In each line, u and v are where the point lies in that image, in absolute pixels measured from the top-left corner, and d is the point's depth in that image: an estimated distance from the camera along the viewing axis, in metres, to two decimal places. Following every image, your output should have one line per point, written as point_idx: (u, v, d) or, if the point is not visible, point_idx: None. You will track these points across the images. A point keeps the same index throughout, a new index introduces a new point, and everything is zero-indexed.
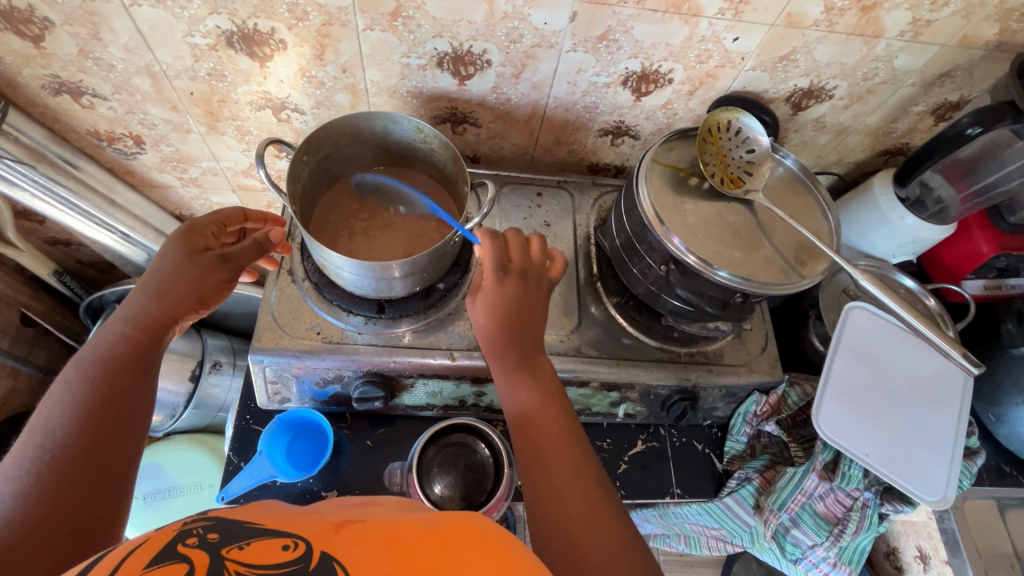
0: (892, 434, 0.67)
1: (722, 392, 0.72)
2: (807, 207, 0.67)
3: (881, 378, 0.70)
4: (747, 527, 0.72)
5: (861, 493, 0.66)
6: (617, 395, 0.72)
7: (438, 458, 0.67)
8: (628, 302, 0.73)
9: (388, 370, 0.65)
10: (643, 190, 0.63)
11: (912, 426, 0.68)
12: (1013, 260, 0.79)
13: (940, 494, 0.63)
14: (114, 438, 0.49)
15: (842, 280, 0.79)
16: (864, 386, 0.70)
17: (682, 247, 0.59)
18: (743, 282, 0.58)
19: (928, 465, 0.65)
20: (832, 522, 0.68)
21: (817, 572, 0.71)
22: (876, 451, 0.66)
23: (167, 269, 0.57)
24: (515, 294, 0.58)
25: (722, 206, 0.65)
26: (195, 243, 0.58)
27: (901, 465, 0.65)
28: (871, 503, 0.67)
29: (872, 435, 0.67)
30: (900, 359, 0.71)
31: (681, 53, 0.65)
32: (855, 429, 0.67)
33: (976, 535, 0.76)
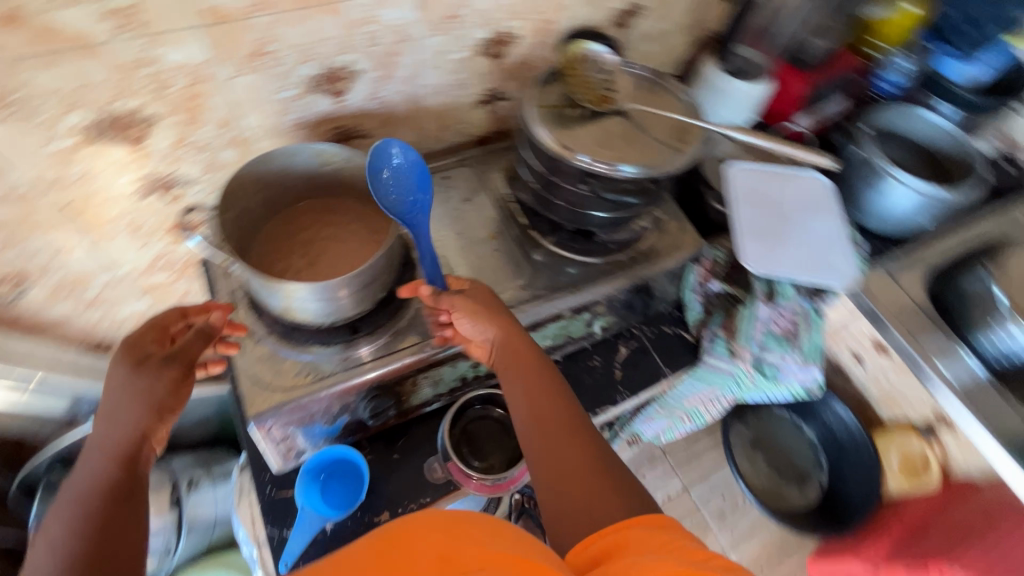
0: (801, 246, 0.81)
1: (667, 275, 0.82)
2: (669, 99, 0.78)
3: (775, 209, 0.84)
4: (732, 373, 0.84)
5: (800, 299, 0.80)
6: (588, 315, 0.80)
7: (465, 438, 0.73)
8: (564, 236, 0.81)
9: (387, 381, 0.67)
10: (540, 130, 0.71)
11: (812, 235, 0.83)
12: (816, 89, 1.00)
13: (849, 276, 0.79)
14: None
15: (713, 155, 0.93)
16: (768, 219, 0.83)
17: (591, 161, 0.68)
18: (649, 171, 0.68)
19: (834, 258, 0.80)
20: (789, 333, 0.80)
21: (794, 381, 0.84)
22: (798, 263, 0.79)
23: (115, 391, 0.54)
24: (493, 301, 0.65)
25: (605, 120, 0.75)
26: (137, 356, 0.55)
27: (817, 266, 0.79)
28: (810, 303, 0.80)
29: (789, 252, 0.80)
30: (778, 192, 0.86)
31: (518, 9, 0.74)
32: (776, 254, 0.80)
33: (885, 302, 0.94)
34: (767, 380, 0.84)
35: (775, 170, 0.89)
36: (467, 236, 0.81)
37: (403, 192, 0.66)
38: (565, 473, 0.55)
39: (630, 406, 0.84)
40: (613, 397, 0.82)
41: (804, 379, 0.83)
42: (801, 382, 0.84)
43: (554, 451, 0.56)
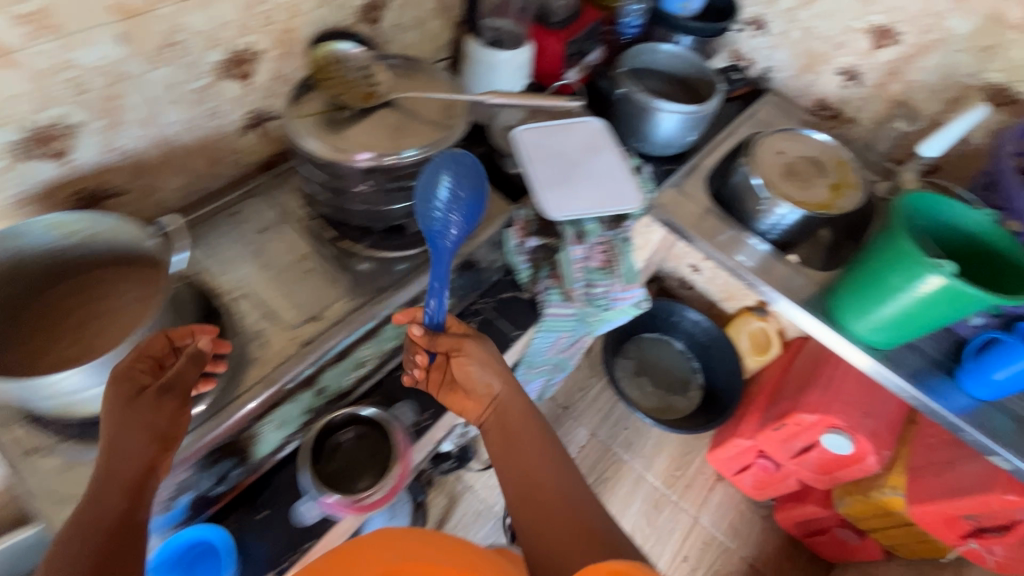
0: (592, 185, 0.89)
1: (487, 244, 0.86)
2: (428, 79, 0.80)
3: (563, 158, 0.92)
4: (569, 314, 0.90)
5: (608, 229, 0.88)
6: (422, 305, 0.80)
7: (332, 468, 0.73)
8: (376, 237, 0.80)
9: (221, 442, 0.61)
10: (309, 142, 0.68)
11: (600, 172, 0.91)
12: (576, 45, 1.09)
13: (637, 198, 0.89)
14: None
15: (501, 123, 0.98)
16: (559, 169, 0.90)
17: (367, 157, 0.67)
18: (424, 149, 0.70)
19: (622, 187, 0.90)
20: (607, 262, 0.88)
21: (624, 303, 0.92)
22: (592, 202, 0.87)
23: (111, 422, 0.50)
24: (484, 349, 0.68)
25: (375, 115, 0.75)
26: (127, 392, 0.52)
27: (610, 198, 0.88)
28: (618, 231, 0.89)
29: (583, 194, 0.88)
30: (561, 143, 0.94)
31: (247, 24, 0.70)
32: (574, 197, 0.87)
33: (678, 215, 1.07)
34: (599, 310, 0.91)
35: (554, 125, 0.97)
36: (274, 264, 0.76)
37: (462, 225, 0.68)
38: (533, 493, 0.57)
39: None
40: None
41: (631, 299, 0.92)
42: (629, 302, 0.92)
43: (531, 467, 0.59)
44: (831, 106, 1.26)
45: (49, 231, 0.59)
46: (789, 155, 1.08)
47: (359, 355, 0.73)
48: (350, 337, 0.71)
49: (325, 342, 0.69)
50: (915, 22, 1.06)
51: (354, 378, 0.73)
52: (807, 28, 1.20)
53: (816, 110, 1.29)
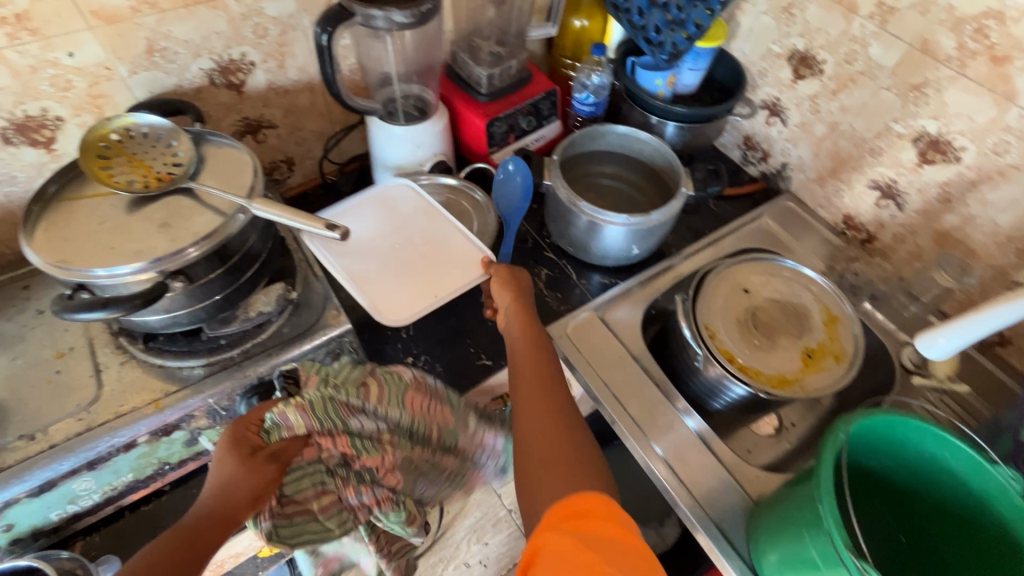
0: (425, 264, 0.80)
1: (299, 364, 0.71)
2: (243, 164, 0.66)
3: (386, 244, 0.81)
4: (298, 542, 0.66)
5: (327, 456, 0.65)
6: (185, 432, 0.67)
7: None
8: (159, 340, 0.68)
9: None
10: (31, 254, 0.57)
11: (436, 244, 0.82)
12: (509, 121, 0.89)
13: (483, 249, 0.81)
14: None
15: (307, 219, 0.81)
16: (386, 257, 0.80)
17: (105, 273, 0.55)
18: (188, 254, 0.58)
19: (461, 244, 0.81)
20: (330, 475, 0.66)
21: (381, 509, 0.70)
22: (429, 287, 0.77)
23: (238, 483, 0.58)
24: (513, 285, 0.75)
25: (152, 206, 0.62)
26: (205, 526, 0.55)
27: (457, 270, 0.79)
28: (344, 457, 0.66)
29: (414, 283, 0.78)
30: (382, 236, 0.82)
31: (30, 89, 0.63)
32: (405, 291, 0.77)
33: (454, 436, 0.73)
34: (331, 534, 0.68)
35: (360, 218, 0.84)
36: (31, 351, 0.67)
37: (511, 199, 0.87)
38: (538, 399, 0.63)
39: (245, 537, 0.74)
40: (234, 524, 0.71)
41: (386, 504, 0.70)
42: (386, 507, 0.70)
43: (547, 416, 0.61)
44: (861, 227, 0.93)
45: None
46: (756, 297, 0.80)
47: (72, 488, 0.61)
48: (59, 468, 0.59)
49: (22, 472, 0.58)
50: (978, 136, 0.74)
51: (65, 511, 0.63)
52: (832, 122, 0.90)
53: (840, 228, 0.96)
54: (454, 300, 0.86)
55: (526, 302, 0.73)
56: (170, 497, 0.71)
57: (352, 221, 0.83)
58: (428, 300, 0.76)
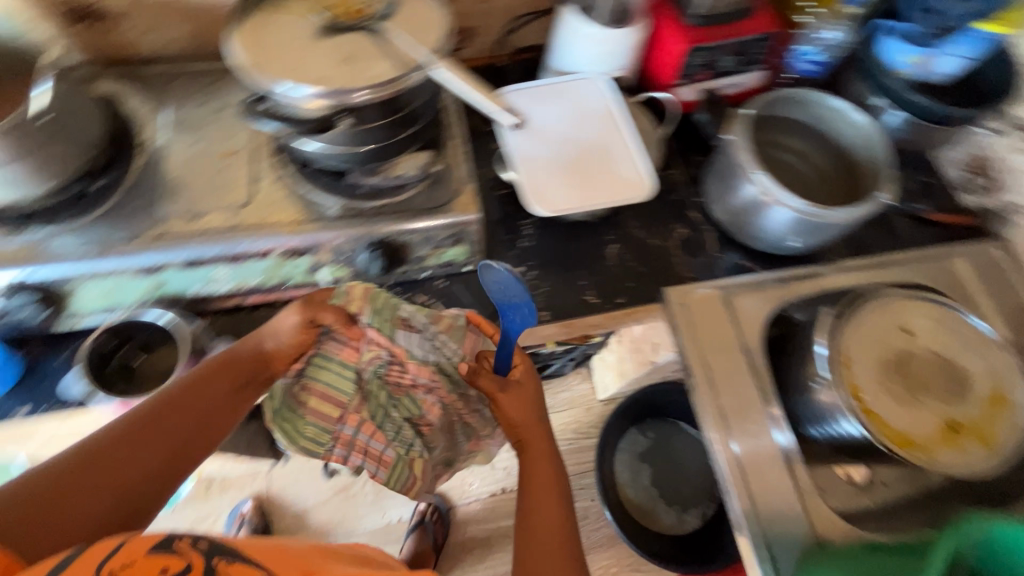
0: (588, 167, 0.73)
1: (422, 237, 0.72)
2: (431, 17, 0.64)
3: (559, 133, 0.75)
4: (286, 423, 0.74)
5: (371, 359, 0.72)
6: (309, 260, 0.71)
7: (116, 381, 0.67)
8: (310, 170, 0.71)
9: (39, 279, 0.63)
10: (231, 49, 0.60)
11: (607, 151, 0.74)
12: (710, 55, 0.79)
13: (649, 179, 0.72)
14: (181, 407, 0.61)
15: (497, 94, 0.75)
16: (555, 146, 0.74)
17: (285, 87, 0.57)
18: (358, 95, 0.58)
19: (631, 162, 0.74)
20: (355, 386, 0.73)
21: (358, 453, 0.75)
22: (587, 190, 0.71)
23: (275, 334, 0.67)
24: (518, 397, 0.73)
25: (338, 38, 0.62)
26: (246, 367, 0.65)
27: (616, 186, 0.72)
28: (387, 364, 0.73)
29: (572, 180, 0.72)
30: (558, 123, 0.76)
31: None
32: (562, 186, 0.72)
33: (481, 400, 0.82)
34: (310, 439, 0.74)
35: (544, 100, 0.78)
36: (205, 142, 0.73)
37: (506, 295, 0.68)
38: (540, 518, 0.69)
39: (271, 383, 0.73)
40: None
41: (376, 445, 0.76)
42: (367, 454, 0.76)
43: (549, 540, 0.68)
44: None
45: None
46: (917, 342, 0.69)
47: (212, 273, 0.68)
48: (207, 251, 0.66)
49: (180, 244, 0.66)
50: None
51: (202, 290, 0.70)
52: None
53: None
54: (580, 228, 0.83)
55: (547, 442, 0.75)
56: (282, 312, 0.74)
57: (536, 101, 0.78)
58: (581, 203, 0.70)
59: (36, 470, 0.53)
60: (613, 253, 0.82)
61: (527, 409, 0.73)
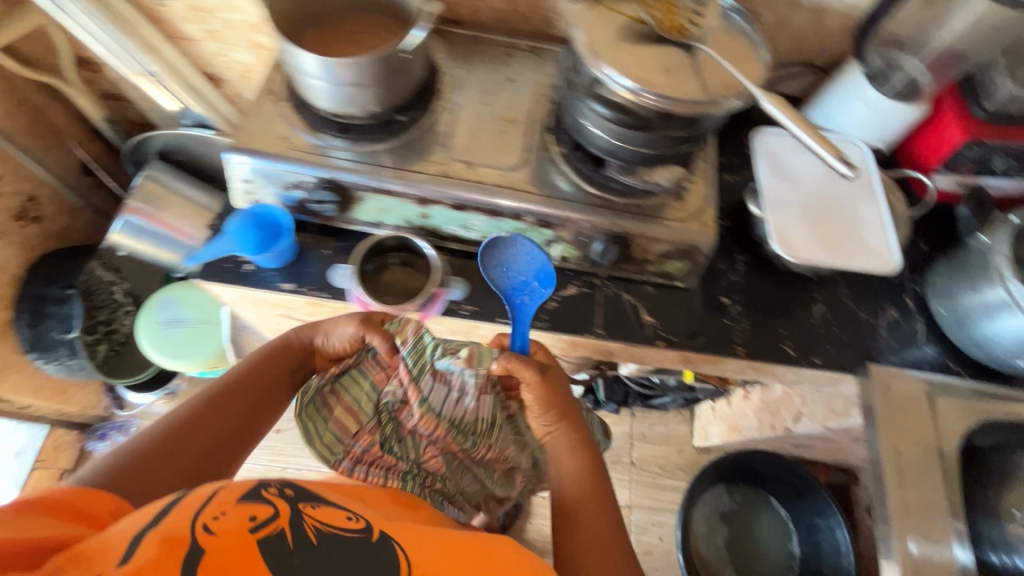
0: (835, 224, 0.74)
1: (654, 243, 0.76)
2: (747, 54, 0.69)
3: (810, 185, 0.77)
4: (315, 427, 0.73)
5: (393, 392, 0.74)
6: (551, 234, 0.77)
7: (370, 284, 0.77)
8: (575, 155, 0.78)
9: (342, 181, 0.73)
10: (577, 32, 0.67)
11: (855, 215, 0.75)
12: (989, 152, 0.76)
13: (892, 256, 0.72)
14: (248, 389, 0.69)
15: (757, 135, 0.80)
16: (804, 196, 0.76)
17: (612, 74, 0.63)
18: (671, 102, 0.63)
19: (878, 234, 0.74)
20: (372, 412, 0.75)
21: (374, 457, 0.74)
22: (832, 246, 0.72)
23: (335, 332, 0.73)
24: (555, 381, 0.73)
25: (660, 49, 0.68)
26: (295, 352, 0.74)
27: (860, 251, 0.72)
28: (399, 403, 0.75)
29: (819, 232, 0.73)
30: (811, 176, 0.78)
31: None
32: (807, 235, 0.73)
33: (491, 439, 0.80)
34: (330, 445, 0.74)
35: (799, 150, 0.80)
36: (491, 106, 0.81)
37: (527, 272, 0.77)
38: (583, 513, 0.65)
39: (469, 325, 0.79)
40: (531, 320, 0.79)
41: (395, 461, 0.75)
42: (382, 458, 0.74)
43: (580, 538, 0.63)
44: None
45: None
46: None
47: (470, 219, 0.76)
48: (477, 200, 0.74)
49: (456, 187, 0.74)
50: None
51: (454, 231, 0.78)
52: None
53: None
54: (792, 281, 0.83)
55: (591, 445, 0.73)
56: (505, 269, 0.80)
57: (792, 149, 0.80)
58: (825, 256, 0.71)
59: (120, 447, 0.59)
60: (820, 314, 0.82)
61: (558, 397, 0.73)
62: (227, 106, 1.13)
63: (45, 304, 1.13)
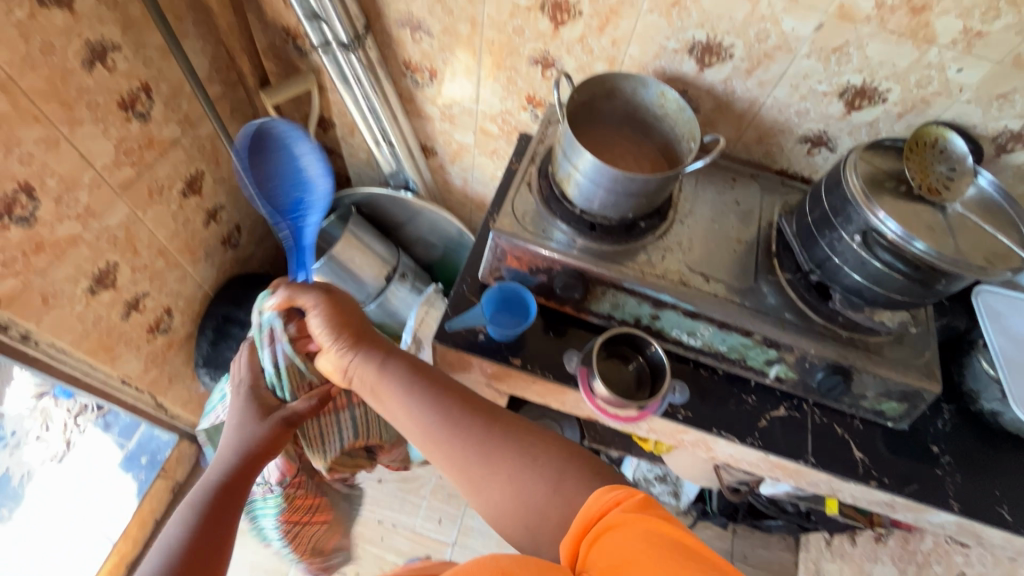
0: None
1: (877, 381, 0.77)
2: (1004, 226, 0.72)
3: None
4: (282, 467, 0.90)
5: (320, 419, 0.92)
6: (774, 354, 0.79)
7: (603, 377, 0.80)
8: (801, 281, 0.82)
9: (590, 274, 0.79)
10: (849, 174, 0.73)
11: None
12: None
13: None
14: (227, 508, 0.67)
15: (978, 293, 0.84)
16: None
17: (883, 222, 0.68)
18: (937, 257, 0.65)
19: None
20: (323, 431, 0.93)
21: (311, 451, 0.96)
22: None
23: (245, 434, 0.75)
24: (343, 303, 0.77)
25: (919, 206, 0.73)
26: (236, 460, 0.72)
27: None
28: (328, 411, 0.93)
29: None
30: None
31: (903, 75, 0.77)
32: None
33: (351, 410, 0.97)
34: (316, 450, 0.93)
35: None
36: (719, 226, 0.87)
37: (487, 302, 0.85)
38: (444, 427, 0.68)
39: (678, 429, 0.81)
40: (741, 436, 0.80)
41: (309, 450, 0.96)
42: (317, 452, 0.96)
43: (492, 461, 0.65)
44: None
45: (676, 94, 0.80)
46: None
47: (699, 328, 0.80)
48: (713, 313, 0.78)
49: (695, 297, 0.78)
50: None
51: (679, 334, 0.82)
52: None
53: None
54: (1002, 440, 0.82)
55: (362, 331, 0.76)
56: (718, 380, 0.83)
57: (1017, 310, 0.83)
58: None
59: None
60: None
61: (350, 321, 0.76)
62: (429, 174, 1.24)
63: (229, 325, 1.20)
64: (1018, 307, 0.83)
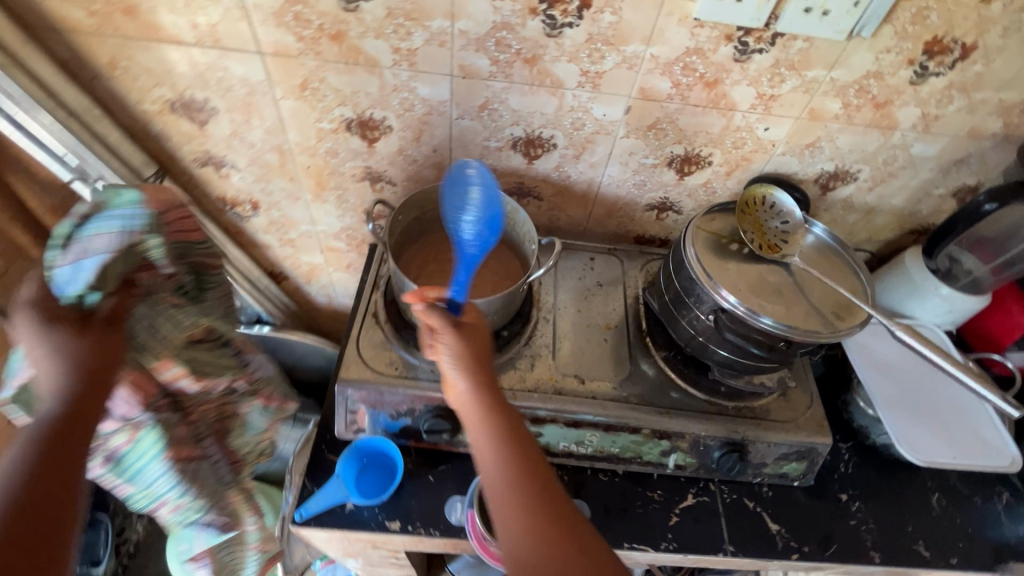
0: (943, 419, 0.77)
1: (771, 448, 0.74)
2: (843, 272, 0.73)
3: (906, 375, 0.81)
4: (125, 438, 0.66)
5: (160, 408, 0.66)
6: (668, 444, 0.74)
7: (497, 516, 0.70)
8: (676, 356, 0.79)
9: (456, 405, 0.70)
10: (689, 250, 0.71)
11: (957, 407, 0.78)
12: None
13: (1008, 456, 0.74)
14: (59, 463, 0.46)
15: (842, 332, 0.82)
16: (904, 389, 0.79)
17: (729, 298, 0.66)
18: (787, 330, 0.64)
19: (984, 429, 0.76)
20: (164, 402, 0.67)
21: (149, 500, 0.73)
22: (951, 444, 0.74)
23: (51, 366, 0.51)
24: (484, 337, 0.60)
25: (762, 267, 0.73)
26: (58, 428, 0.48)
27: (975, 449, 0.74)
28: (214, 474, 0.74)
29: (931, 429, 0.75)
30: (905, 365, 0.82)
31: (718, 140, 0.77)
32: (922, 435, 0.75)
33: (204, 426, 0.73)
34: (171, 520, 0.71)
35: (884, 340, 0.85)
36: (586, 316, 0.83)
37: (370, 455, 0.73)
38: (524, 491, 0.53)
39: None
40: (656, 542, 0.73)
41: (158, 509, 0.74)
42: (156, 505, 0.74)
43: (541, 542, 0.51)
44: None
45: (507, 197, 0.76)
46: None
47: (585, 435, 0.74)
48: (594, 417, 0.72)
49: (573, 405, 0.72)
50: None
51: (567, 446, 0.75)
52: None
53: None
54: (900, 468, 0.82)
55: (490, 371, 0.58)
56: (620, 482, 0.77)
57: (877, 340, 0.85)
58: (947, 455, 0.73)
59: None
60: (938, 504, 0.80)
61: (485, 361, 0.58)
62: (286, 299, 1.12)
63: None
64: (878, 337, 0.85)
